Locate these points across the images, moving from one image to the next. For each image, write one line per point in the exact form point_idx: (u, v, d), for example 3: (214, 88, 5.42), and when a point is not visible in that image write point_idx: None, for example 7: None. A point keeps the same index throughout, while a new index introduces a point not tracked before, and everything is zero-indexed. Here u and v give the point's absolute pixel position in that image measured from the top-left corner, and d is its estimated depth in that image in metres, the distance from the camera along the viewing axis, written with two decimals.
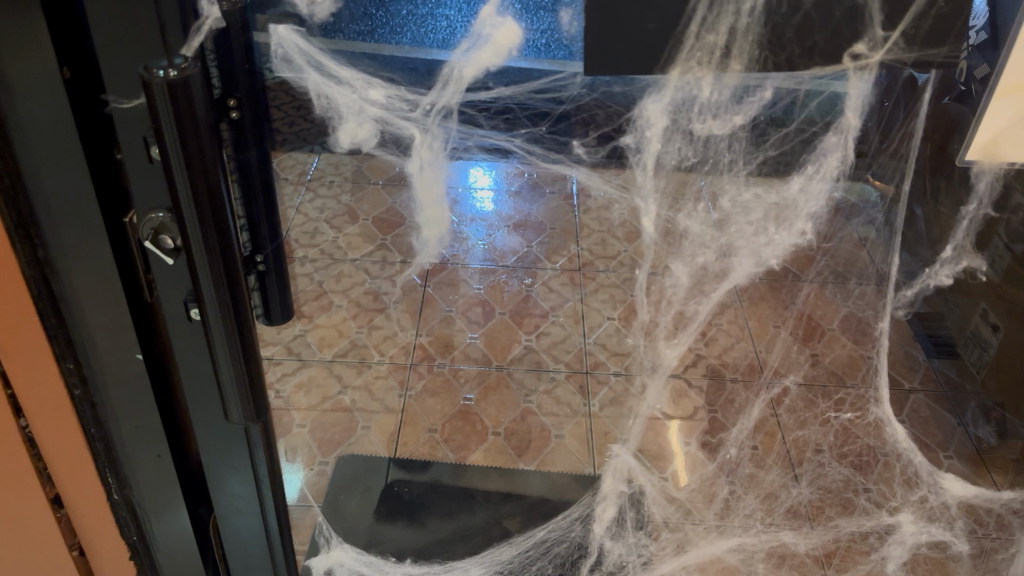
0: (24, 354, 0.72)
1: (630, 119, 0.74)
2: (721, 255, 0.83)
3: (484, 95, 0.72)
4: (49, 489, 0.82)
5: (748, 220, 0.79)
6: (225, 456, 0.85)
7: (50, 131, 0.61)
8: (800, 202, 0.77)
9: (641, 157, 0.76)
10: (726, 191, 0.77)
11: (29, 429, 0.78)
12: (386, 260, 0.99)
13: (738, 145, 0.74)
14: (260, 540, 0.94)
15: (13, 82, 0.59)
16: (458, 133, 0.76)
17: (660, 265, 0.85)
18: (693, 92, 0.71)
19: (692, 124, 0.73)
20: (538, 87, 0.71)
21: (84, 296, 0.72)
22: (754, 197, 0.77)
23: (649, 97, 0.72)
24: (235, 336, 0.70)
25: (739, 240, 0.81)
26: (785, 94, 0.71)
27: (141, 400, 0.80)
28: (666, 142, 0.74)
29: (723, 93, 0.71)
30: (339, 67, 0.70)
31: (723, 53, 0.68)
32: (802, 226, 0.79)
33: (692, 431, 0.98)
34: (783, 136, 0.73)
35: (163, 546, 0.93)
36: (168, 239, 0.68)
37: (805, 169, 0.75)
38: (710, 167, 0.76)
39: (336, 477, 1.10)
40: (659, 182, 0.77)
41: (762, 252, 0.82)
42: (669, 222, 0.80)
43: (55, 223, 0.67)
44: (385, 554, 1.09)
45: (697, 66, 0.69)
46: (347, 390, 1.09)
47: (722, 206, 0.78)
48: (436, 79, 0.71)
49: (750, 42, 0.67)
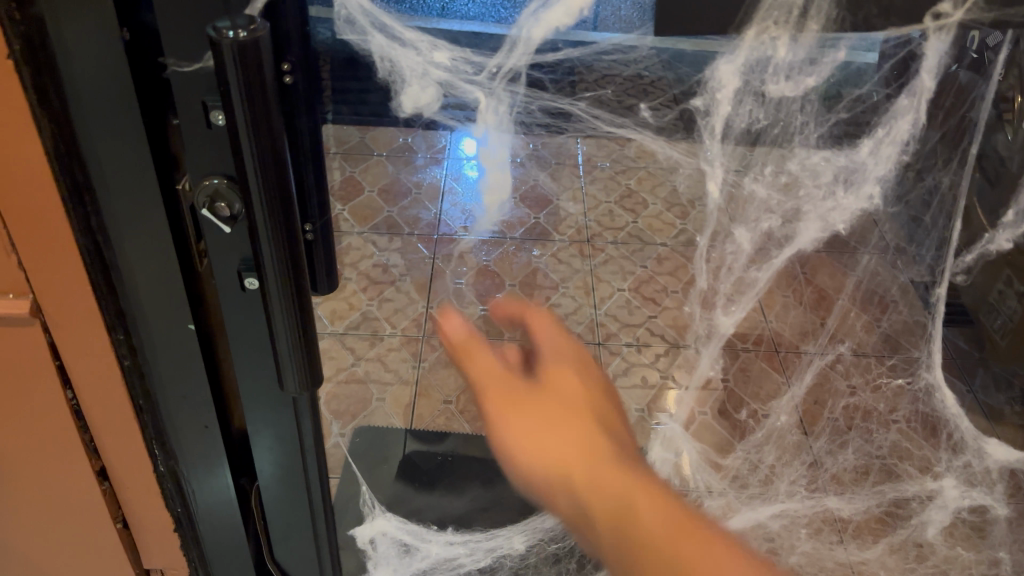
0: (74, 325, 0.71)
1: (701, 82, 0.69)
2: (787, 221, 0.81)
3: (552, 57, 0.67)
4: (95, 462, 0.82)
5: (816, 183, 0.76)
6: (271, 424, 0.85)
7: (106, 98, 0.60)
8: (869, 165, 0.75)
9: (710, 121, 0.72)
10: (794, 155, 0.74)
11: (76, 400, 0.77)
12: (393, 232, 1.17)
13: (809, 107, 0.70)
14: (304, 510, 0.93)
15: (71, 48, 0.57)
16: (523, 96, 0.72)
17: (722, 232, 0.84)
18: (768, 52, 0.66)
19: (765, 85, 0.68)
20: (606, 48, 0.68)
21: (137, 267, 0.71)
22: (824, 160, 0.74)
23: (723, 58, 0.67)
24: (295, 302, 0.69)
25: (806, 204, 0.78)
26: (856, 56, 0.66)
27: (188, 371, 0.79)
28: (737, 104, 0.70)
29: (798, 54, 0.66)
30: (405, 28, 0.66)
31: (801, 14, 0.63)
32: (870, 190, 0.76)
33: (706, 399, 1.11)
34: (855, 98, 0.70)
35: (205, 520, 0.92)
36: (224, 206, 0.67)
37: (876, 132, 0.72)
38: (780, 130, 0.72)
39: (356, 441, 1.13)
40: (727, 147, 0.74)
41: (829, 216, 0.79)
42: (735, 186, 0.77)
43: (107, 188, 0.66)
44: (426, 522, 1.07)
45: (774, 26, 0.64)
46: (360, 362, 1.18)
47: (789, 170, 0.75)
48: (503, 42, 0.66)
49: (830, 1, 0.62)
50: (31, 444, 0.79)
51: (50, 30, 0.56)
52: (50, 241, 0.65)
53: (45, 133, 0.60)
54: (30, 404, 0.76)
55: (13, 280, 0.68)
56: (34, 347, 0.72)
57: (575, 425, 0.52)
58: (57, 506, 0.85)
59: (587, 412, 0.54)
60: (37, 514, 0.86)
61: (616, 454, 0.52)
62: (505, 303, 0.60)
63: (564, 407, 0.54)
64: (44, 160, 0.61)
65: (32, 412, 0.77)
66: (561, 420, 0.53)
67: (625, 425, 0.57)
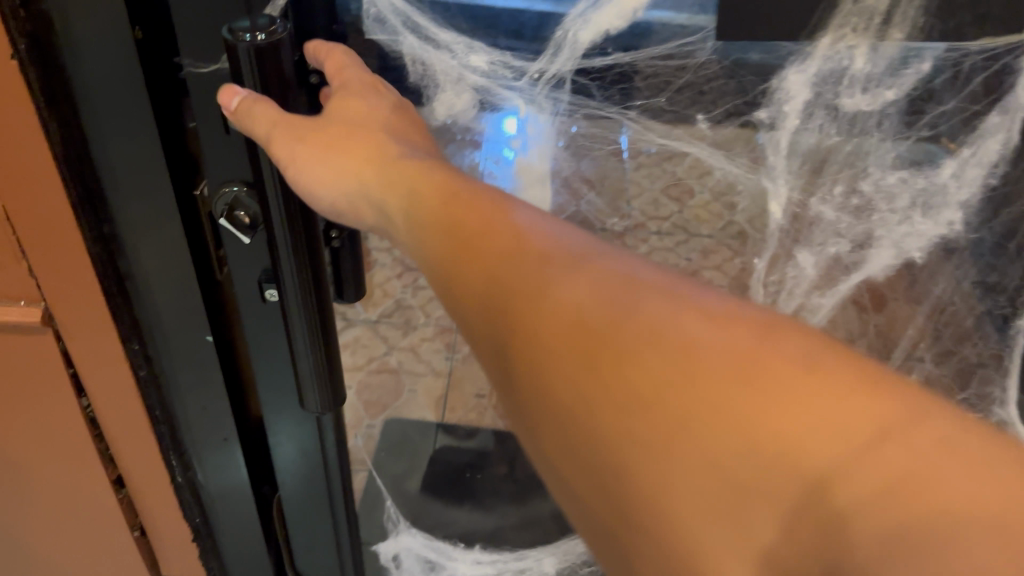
0: (87, 334, 0.67)
1: (767, 92, 0.63)
2: (858, 246, 0.71)
3: (601, 63, 0.62)
4: (110, 471, 0.78)
5: (891, 207, 0.68)
6: (293, 436, 0.81)
7: (117, 99, 0.56)
8: (952, 188, 0.67)
9: (775, 134, 0.65)
10: (868, 174, 0.66)
11: (91, 409, 0.73)
12: None
13: (888, 122, 0.64)
14: (326, 521, 0.90)
15: (82, 46, 0.53)
16: (568, 104, 0.65)
17: (783, 255, 0.72)
18: (845, 63, 0.60)
19: (840, 99, 0.62)
20: (663, 52, 0.61)
21: (152, 275, 0.67)
22: (902, 180, 0.66)
23: (792, 67, 0.61)
24: (316, 320, 0.65)
25: (878, 227, 0.69)
26: (947, 64, 0.60)
27: (207, 382, 0.75)
28: (806, 118, 0.64)
29: (878, 65, 0.60)
30: (439, 29, 0.61)
31: (882, 22, 0.58)
32: (951, 216, 0.68)
33: None
34: (940, 113, 0.63)
35: (224, 530, 0.89)
36: (245, 215, 0.61)
37: (961, 151, 0.65)
38: (852, 147, 0.65)
39: (384, 438, 1.05)
40: (795, 163, 0.67)
41: (903, 244, 0.70)
42: (800, 207, 0.69)
43: (120, 193, 0.61)
44: (452, 540, 1.05)
45: (852, 34, 0.59)
46: (393, 353, 0.99)
47: (861, 189, 0.67)
48: (546, 44, 0.61)
49: (916, 9, 0.57)
50: (42, 456, 0.75)
51: (57, 26, 0.52)
52: (60, 247, 0.61)
53: (54, 136, 0.55)
54: (40, 414, 0.72)
55: (23, 285, 0.64)
56: (44, 355, 0.68)
57: (361, 138, 0.53)
58: (68, 516, 0.81)
59: (370, 130, 0.53)
60: (47, 523, 0.82)
61: (399, 150, 0.51)
62: (307, 45, 0.56)
63: (342, 128, 0.53)
64: (53, 165, 0.56)
65: (43, 423, 0.73)
66: (343, 139, 0.53)
67: (431, 147, 0.56)
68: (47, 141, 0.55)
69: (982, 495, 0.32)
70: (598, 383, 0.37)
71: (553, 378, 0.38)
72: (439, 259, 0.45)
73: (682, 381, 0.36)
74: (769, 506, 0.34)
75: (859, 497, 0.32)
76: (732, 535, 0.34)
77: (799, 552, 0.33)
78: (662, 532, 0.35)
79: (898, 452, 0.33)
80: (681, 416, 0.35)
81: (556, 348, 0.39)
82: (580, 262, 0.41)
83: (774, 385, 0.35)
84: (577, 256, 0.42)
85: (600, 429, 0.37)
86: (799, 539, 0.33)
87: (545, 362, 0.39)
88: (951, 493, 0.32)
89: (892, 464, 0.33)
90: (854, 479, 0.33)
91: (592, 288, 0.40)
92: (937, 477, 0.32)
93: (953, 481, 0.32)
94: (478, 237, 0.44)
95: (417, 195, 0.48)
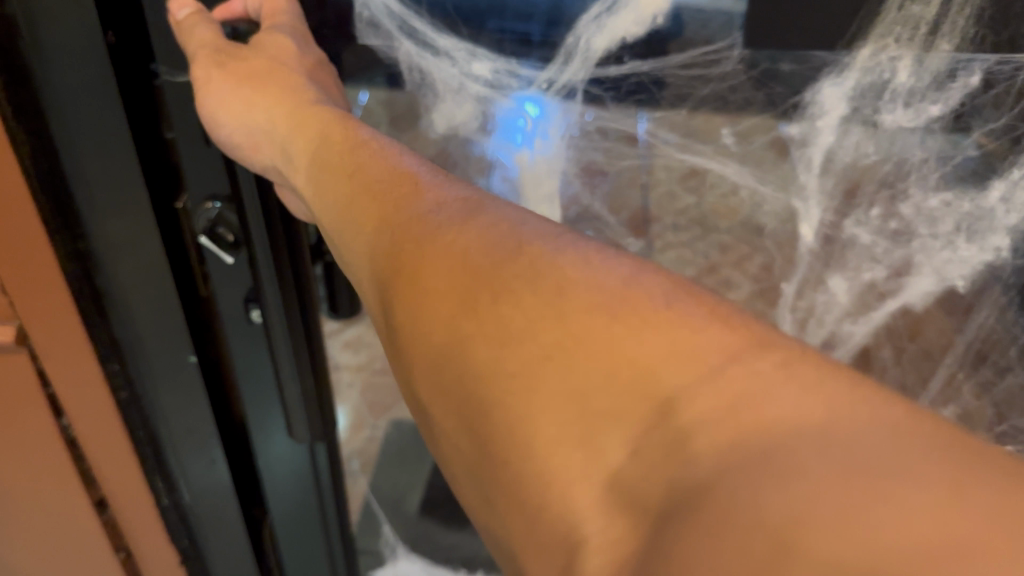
0: (65, 352, 0.61)
1: (799, 105, 0.58)
2: (896, 273, 0.64)
3: (616, 70, 0.58)
4: (94, 493, 0.71)
5: (933, 231, 0.61)
6: (281, 461, 0.78)
7: (89, 108, 0.51)
8: (999, 212, 0.59)
9: (807, 152, 0.60)
10: (908, 196, 0.60)
11: (69, 429, 0.66)
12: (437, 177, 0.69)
13: (932, 139, 0.57)
14: (315, 534, 0.87)
15: (48, 51, 0.48)
16: (582, 118, 0.61)
17: (814, 280, 0.67)
18: (886, 75, 0.54)
19: (879, 114, 0.57)
20: (684, 61, 0.56)
21: (132, 294, 0.62)
22: (943, 204, 0.60)
23: (828, 79, 0.55)
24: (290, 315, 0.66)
25: (918, 254, 0.63)
26: (998, 79, 0.52)
27: (194, 402, 0.71)
28: (841, 135, 0.58)
29: (921, 78, 0.54)
30: (438, 35, 0.58)
31: (929, 31, 0.51)
32: (997, 241, 0.60)
33: None
34: (989, 130, 0.55)
35: (216, 551, 0.85)
36: (227, 232, 0.60)
37: (1010, 172, 0.56)
38: (892, 168, 0.59)
39: (385, 448, 1.02)
40: (828, 181, 0.61)
41: (944, 270, 0.63)
42: (833, 230, 0.64)
43: (94, 207, 0.56)
44: (453, 565, 0.99)
45: (893, 43, 0.52)
46: None
47: (900, 213, 0.61)
48: (558, 52, 0.57)
49: (967, 15, 0.50)
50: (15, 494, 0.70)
51: (21, 27, 0.47)
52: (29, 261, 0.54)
53: (23, 146, 0.50)
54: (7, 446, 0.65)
55: None
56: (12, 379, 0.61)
57: (275, 77, 0.54)
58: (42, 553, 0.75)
59: (290, 76, 0.54)
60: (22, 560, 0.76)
61: (315, 98, 0.53)
62: None
63: (266, 67, 0.54)
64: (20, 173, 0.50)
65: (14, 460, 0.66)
66: (265, 80, 0.53)
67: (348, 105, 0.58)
68: (14, 146, 0.49)
69: (846, 418, 0.27)
70: (467, 322, 0.35)
71: (426, 311, 0.36)
72: (338, 210, 0.44)
73: (543, 314, 0.33)
74: (617, 433, 0.30)
75: (701, 419, 0.28)
76: (579, 468, 0.30)
77: (643, 477, 0.29)
78: (519, 469, 0.32)
79: (811, 408, 0.27)
80: (548, 346, 0.32)
81: (432, 284, 0.36)
82: (465, 210, 0.39)
83: (637, 325, 0.32)
84: (461, 203, 0.40)
85: (467, 364, 0.34)
86: (645, 463, 0.29)
87: (420, 298, 0.37)
88: (802, 413, 0.27)
89: (736, 386, 0.29)
90: (695, 401, 0.29)
91: (475, 229, 0.38)
92: (781, 396, 0.28)
93: (808, 399, 0.28)
94: (370, 190, 0.43)
95: (325, 140, 0.48)
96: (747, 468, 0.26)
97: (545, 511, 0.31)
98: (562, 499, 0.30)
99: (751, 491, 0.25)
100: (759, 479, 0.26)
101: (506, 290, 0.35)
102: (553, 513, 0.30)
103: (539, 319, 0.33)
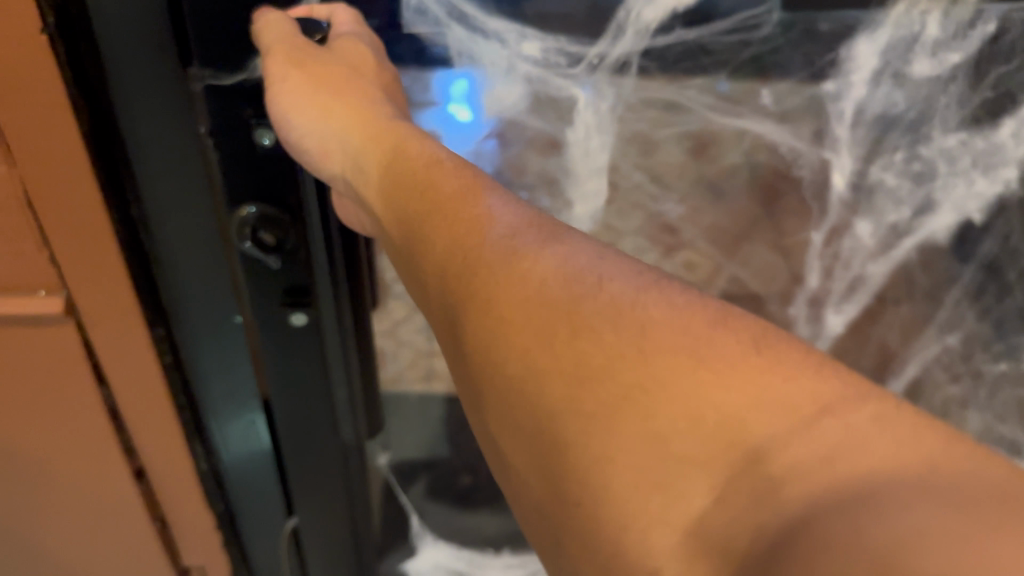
0: (111, 328, 0.59)
1: (834, 62, 0.60)
2: (918, 211, 0.70)
3: (664, 40, 0.59)
4: (133, 462, 0.70)
5: (951, 169, 0.67)
6: (311, 457, 0.76)
7: (152, 92, 0.50)
8: (1009, 146, 0.65)
9: (842, 107, 0.63)
10: (930, 140, 0.65)
11: (111, 400, 0.65)
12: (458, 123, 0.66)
13: (954, 86, 0.61)
14: (342, 525, 0.83)
15: (108, 37, 0.47)
16: (629, 92, 0.63)
17: (841, 226, 0.71)
18: (916, 29, 0.58)
19: (909, 65, 0.60)
20: (726, 27, 0.58)
21: (179, 264, 0.59)
22: (960, 144, 0.65)
23: (862, 36, 0.58)
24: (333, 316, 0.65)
25: (938, 191, 0.68)
26: (1013, 26, 0.57)
27: (238, 367, 0.68)
28: (873, 88, 0.62)
29: (946, 31, 0.57)
30: (487, 17, 0.59)
31: None
32: (1008, 174, 0.66)
33: None
34: (1002, 75, 0.61)
35: (249, 514, 0.82)
36: (268, 236, 0.57)
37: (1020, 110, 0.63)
38: (917, 117, 0.63)
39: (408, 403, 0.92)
40: (858, 133, 0.65)
41: (964, 203, 0.69)
42: (859, 176, 0.68)
43: (147, 177, 0.54)
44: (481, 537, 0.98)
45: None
46: None
47: (922, 154, 0.66)
48: (607, 26, 0.58)
49: None
50: (57, 474, 0.69)
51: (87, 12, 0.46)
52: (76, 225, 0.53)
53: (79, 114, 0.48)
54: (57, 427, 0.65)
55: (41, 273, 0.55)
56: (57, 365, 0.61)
57: (345, 83, 0.55)
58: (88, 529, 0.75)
59: (356, 88, 0.55)
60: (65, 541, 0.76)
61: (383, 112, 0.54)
62: None
63: (337, 75, 0.55)
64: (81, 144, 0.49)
65: (67, 440, 0.66)
66: (335, 88, 0.55)
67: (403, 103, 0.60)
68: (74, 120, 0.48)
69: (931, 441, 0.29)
70: (546, 354, 0.36)
71: (507, 340, 0.37)
72: (415, 225, 0.45)
73: (625, 353, 0.34)
74: (701, 480, 0.30)
75: (795, 464, 0.29)
76: (659, 517, 0.30)
77: (728, 525, 0.29)
78: (590, 489, 0.32)
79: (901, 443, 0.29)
80: (646, 391, 0.33)
81: (515, 313, 0.38)
82: (547, 244, 0.40)
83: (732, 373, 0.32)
84: (537, 231, 0.41)
85: (544, 398, 0.35)
86: (732, 511, 0.29)
87: (505, 329, 0.37)
88: (894, 462, 0.28)
89: (828, 440, 0.29)
90: (788, 448, 0.29)
91: (559, 268, 0.39)
92: (890, 445, 0.28)
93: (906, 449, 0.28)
94: (444, 215, 0.44)
95: (401, 151, 0.50)
96: (835, 512, 0.26)
97: (622, 556, 0.31)
98: (639, 542, 0.30)
99: (853, 528, 0.25)
100: (856, 514, 0.26)
101: (584, 328, 0.36)
102: (626, 559, 0.30)
103: (629, 362, 0.34)
